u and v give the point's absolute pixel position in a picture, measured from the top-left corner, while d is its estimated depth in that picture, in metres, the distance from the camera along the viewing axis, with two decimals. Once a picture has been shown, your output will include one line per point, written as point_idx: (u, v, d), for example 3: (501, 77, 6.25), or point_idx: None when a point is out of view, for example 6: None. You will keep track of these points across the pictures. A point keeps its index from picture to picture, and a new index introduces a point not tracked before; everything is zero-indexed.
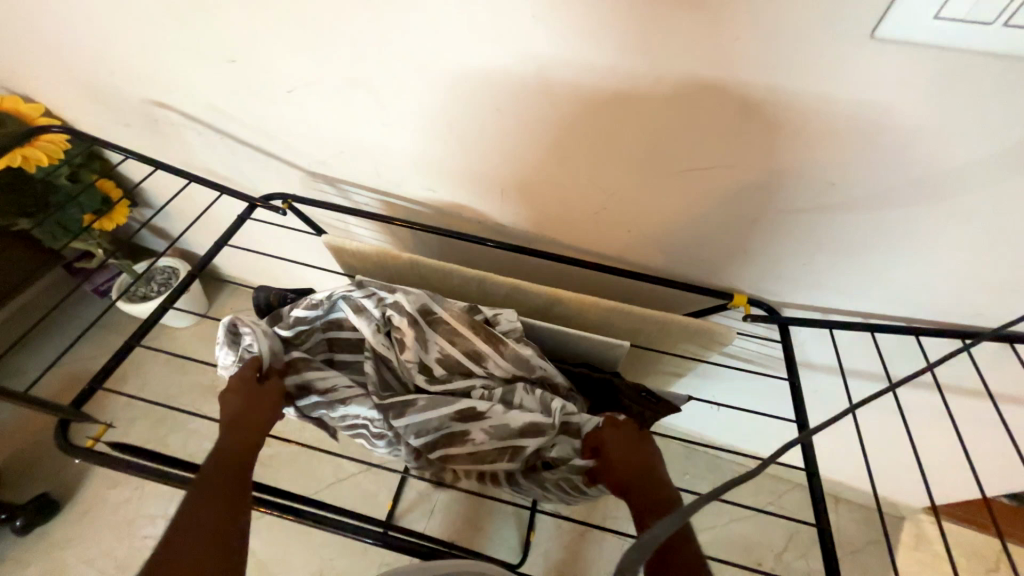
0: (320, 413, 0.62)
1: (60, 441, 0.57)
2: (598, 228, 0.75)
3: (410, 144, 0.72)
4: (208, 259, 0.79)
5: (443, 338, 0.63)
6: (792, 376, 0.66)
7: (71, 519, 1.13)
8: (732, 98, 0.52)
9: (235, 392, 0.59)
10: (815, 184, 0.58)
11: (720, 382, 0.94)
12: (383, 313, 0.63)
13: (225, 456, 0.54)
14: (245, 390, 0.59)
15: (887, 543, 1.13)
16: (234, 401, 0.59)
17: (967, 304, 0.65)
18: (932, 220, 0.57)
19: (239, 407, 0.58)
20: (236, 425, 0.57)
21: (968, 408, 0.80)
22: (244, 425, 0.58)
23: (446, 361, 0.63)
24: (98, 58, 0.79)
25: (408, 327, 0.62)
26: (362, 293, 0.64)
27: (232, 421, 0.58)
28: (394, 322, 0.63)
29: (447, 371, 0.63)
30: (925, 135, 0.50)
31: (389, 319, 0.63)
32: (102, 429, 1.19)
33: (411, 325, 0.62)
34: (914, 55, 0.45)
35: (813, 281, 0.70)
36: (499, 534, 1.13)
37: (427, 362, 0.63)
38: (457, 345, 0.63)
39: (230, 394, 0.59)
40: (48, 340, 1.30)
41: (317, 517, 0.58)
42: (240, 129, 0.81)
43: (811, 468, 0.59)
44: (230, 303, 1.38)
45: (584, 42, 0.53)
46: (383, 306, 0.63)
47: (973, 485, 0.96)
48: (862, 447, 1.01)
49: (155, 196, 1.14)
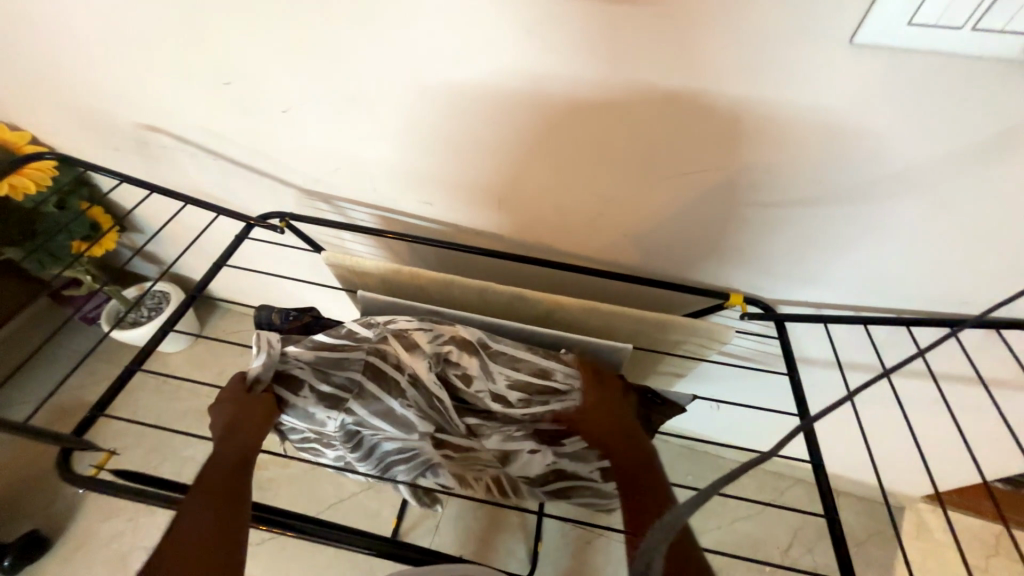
0: (292, 434, 0.66)
1: (64, 472, 0.56)
2: (594, 234, 0.76)
3: (404, 157, 0.73)
4: (207, 280, 0.78)
5: (508, 371, 0.63)
6: (791, 371, 0.67)
7: (61, 554, 1.09)
8: (721, 107, 0.55)
9: (228, 402, 0.59)
10: (802, 182, 0.60)
11: (718, 380, 0.96)
12: (439, 348, 0.62)
13: (227, 457, 0.55)
14: (235, 398, 0.60)
15: (890, 534, 1.14)
16: (227, 410, 0.59)
17: (952, 294, 0.67)
18: (915, 214, 0.59)
19: (231, 414, 0.58)
20: (235, 429, 0.57)
21: (962, 394, 0.81)
22: (241, 430, 0.57)
23: (515, 386, 0.62)
24: (87, 85, 0.79)
25: (470, 357, 0.62)
26: (417, 326, 0.62)
27: (228, 427, 0.57)
28: (449, 356, 0.63)
29: (518, 398, 0.63)
30: (904, 135, 0.52)
31: (443, 354, 0.63)
32: (105, 456, 1.16)
33: (472, 355, 0.63)
34: (889, 58, 0.47)
35: (806, 276, 0.72)
36: (507, 547, 1.12)
37: (496, 392, 0.63)
38: (521, 370, 0.63)
39: (224, 403, 0.60)
40: (36, 371, 1.27)
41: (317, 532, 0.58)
42: (234, 150, 0.81)
43: (817, 460, 0.60)
44: (224, 324, 1.36)
45: (574, 54, 0.54)
46: (439, 340, 0.62)
47: (972, 469, 0.98)
48: (861, 439, 1.02)
49: (145, 221, 1.13)
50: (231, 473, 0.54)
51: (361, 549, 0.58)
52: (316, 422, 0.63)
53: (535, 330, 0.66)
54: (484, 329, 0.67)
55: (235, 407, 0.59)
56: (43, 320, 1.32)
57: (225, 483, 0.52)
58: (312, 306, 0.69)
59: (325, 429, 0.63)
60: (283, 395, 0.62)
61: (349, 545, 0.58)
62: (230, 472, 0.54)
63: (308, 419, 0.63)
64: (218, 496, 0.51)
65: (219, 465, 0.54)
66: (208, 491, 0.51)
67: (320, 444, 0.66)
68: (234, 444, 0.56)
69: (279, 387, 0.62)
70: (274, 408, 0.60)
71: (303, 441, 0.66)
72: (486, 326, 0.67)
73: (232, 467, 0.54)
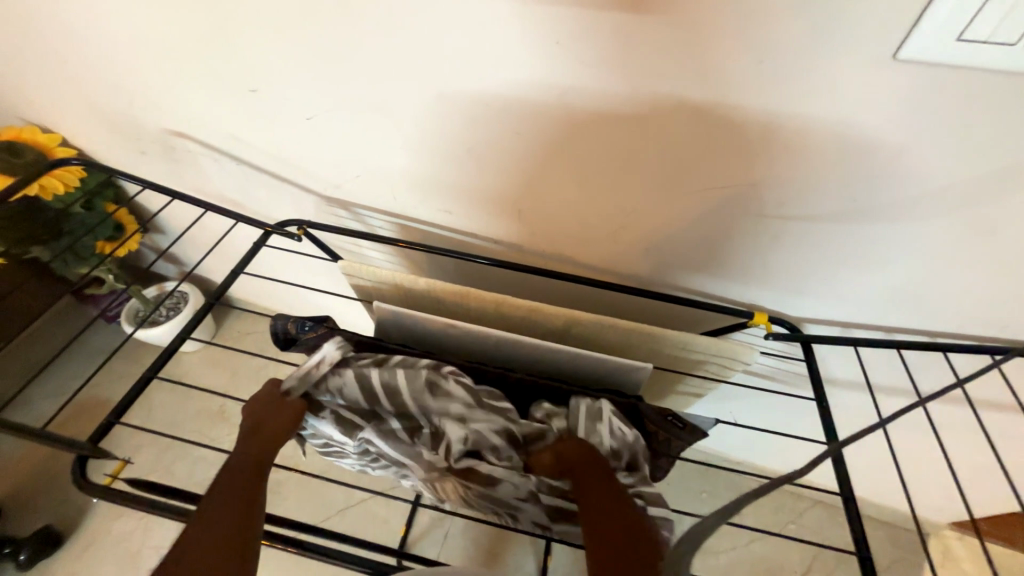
0: (312, 443, 0.65)
1: (77, 478, 0.56)
2: (615, 246, 0.74)
3: (425, 166, 0.73)
4: (225, 286, 0.78)
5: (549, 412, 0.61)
6: (818, 396, 0.64)
7: (73, 551, 1.10)
8: (751, 121, 0.53)
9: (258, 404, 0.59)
10: (836, 199, 0.58)
11: (737, 399, 0.93)
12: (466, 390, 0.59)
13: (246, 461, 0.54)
14: (265, 404, 0.59)
15: (915, 564, 1.09)
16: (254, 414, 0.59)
17: (994, 319, 0.64)
18: (960, 234, 0.56)
19: (256, 417, 0.58)
20: (261, 432, 0.57)
21: (1002, 422, 0.77)
22: (266, 434, 0.57)
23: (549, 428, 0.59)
24: (118, 90, 0.80)
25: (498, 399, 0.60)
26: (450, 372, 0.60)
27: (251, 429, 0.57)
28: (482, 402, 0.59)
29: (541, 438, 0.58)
30: (946, 155, 0.50)
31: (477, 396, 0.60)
32: (119, 465, 1.16)
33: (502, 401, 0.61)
34: (934, 73, 0.45)
35: (835, 296, 0.69)
36: (515, 561, 1.10)
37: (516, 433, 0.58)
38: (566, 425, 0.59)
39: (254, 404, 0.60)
40: (57, 368, 1.30)
41: (314, 548, 0.58)
42: (257, 156, 0.82)
43: (847, 491, 0.57)
44: (239, 326, 1.38)
45: (602, 65, 0.53)
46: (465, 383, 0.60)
47: (1010, 499, 0.93)
48: (886, 463, 0.99)
49: (165, 223, 1.16)
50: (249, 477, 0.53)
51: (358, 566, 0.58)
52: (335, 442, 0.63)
53: (557, 346, 0.64)
54: (502, 343, 0.65)
55: (263, 411, 0.58)
56: (65, 318, 1.35)
57: (242, 488, 0.51)
58: (328, 316, 0.68)
59: (342, 449, 0.64)
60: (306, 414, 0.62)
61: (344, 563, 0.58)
62: (248, 475, 0.53)
63: (326, 437, 0.64)
64: (233, 502, 0.50)
65: (238, 468, 0.53)
66: (223, 494, 0.50)
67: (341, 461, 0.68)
68: (253, 446, 0.55)
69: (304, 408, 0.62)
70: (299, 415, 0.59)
71: (322, 450, 0.66)
72: (504, 340, 0.65)
73: (250, 472, 0.53)
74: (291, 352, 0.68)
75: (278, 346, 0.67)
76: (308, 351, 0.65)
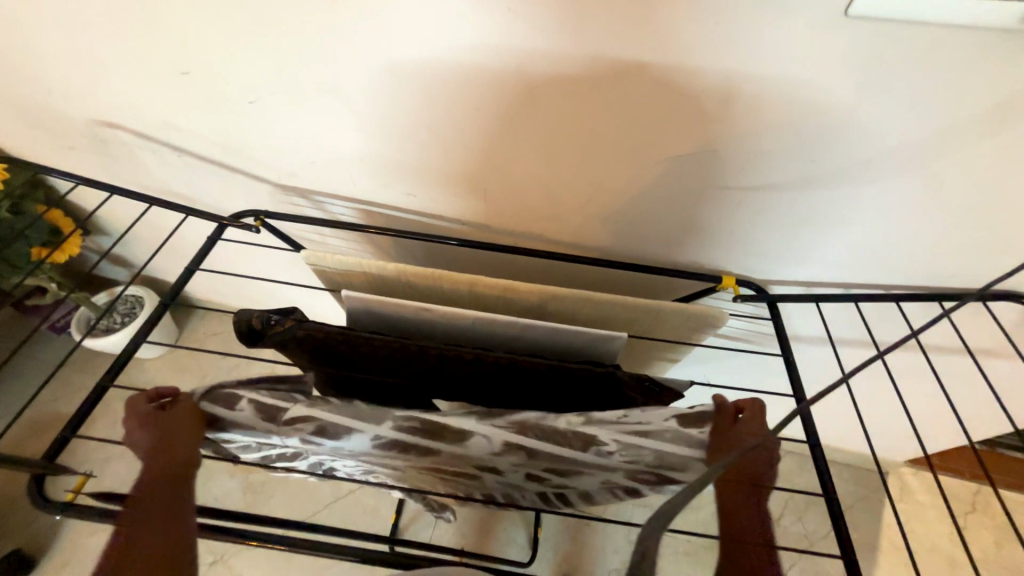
0: (238, 443, 0.58)
1: (33, 498, 0.53)
2: (583, 219, 0.74)
3: (385, 148, 0.69)
4: (179, 285, 0.73)
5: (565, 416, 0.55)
6: (785, 351, 0.67)
7: (47, 571, 1.06)
8: (712, 87, 0.53)
9: (141, 426, 0.52)
10: (795, 161, 0.58)
11: (709, 361, 0.97)
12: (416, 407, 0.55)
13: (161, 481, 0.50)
14: (148, 421, 0.53)
15: (875, 498, 1.18)
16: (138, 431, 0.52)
17: (945, 268, 0.67)
18: (911, 189, 0.59)
19: (153, 436, 0.52)
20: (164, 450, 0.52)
21: (950, 363, 0.83)
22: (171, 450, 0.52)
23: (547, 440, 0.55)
24: (32, 78, 0.72)
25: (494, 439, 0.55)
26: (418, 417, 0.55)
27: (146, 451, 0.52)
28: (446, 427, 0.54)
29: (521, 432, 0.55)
30: (897, 109, 0.51)
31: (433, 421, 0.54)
32: (81, 480, 1.10)
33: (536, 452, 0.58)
34: (885, 27, 0.45)
35: (796, 256, 0.72)
36: (507, 535, 1.12)
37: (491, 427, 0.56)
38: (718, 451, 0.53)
39: (133, 428, 0.52)
40: (3, 387, 1.22)
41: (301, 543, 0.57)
42: (201, 146, 0.77)
43: (813, 439, 0.60)
44: (203, 327, 1.32)
45: (558, 31, 0.51)
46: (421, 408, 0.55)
47: (959, 432, 1.01)
48: (848, 409, 1.05)
49: (108, 223, 1.07)
50: (167, 492, 0.50)
51: (349, 557, 0.57)
52: (260, 434, 0.55)
53: (534, 322, 0.63)
54: (476, 324, 0.64)
55: (156, 428, 0.52)
56: (8, 332, 1.26)
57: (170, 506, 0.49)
58: (295, 307, 0.63)
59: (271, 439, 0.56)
60: (213, 411, 0.53)
61: (329, 553, 0.57)
62: (167, 486, 0.50)
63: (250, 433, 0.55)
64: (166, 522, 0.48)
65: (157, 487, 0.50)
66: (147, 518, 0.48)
67: (285, 454, 0.62)
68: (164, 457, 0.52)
69: (205, 403, 0.53)
70: (205, 416, 0.54)
71: (263, 448, 0.60)
72: (478, 322, 0.64)
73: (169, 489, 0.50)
74: (256, 348, 0.63)
75: (242, 343, 0.62)
76: (279, 345, 0.62)
